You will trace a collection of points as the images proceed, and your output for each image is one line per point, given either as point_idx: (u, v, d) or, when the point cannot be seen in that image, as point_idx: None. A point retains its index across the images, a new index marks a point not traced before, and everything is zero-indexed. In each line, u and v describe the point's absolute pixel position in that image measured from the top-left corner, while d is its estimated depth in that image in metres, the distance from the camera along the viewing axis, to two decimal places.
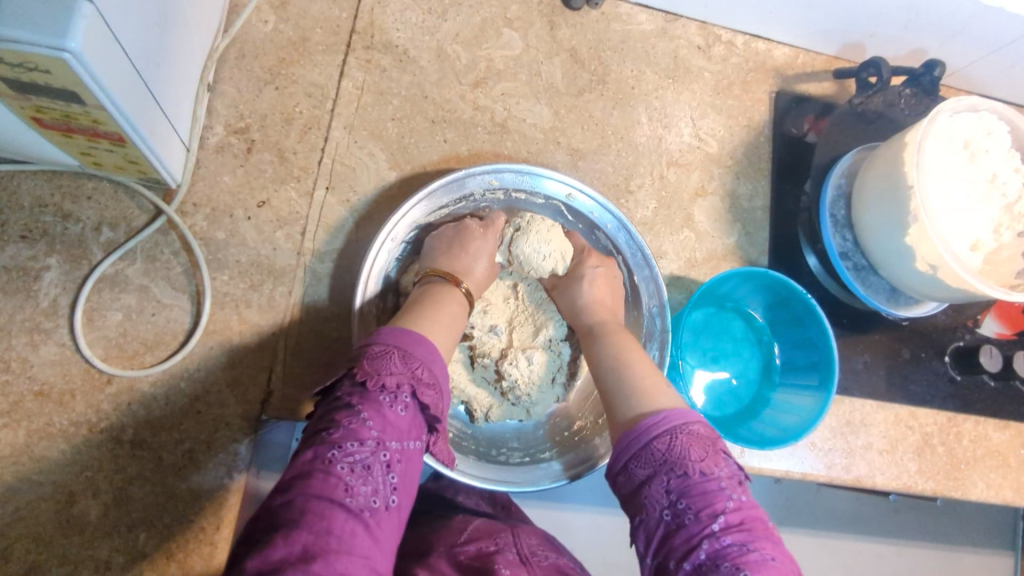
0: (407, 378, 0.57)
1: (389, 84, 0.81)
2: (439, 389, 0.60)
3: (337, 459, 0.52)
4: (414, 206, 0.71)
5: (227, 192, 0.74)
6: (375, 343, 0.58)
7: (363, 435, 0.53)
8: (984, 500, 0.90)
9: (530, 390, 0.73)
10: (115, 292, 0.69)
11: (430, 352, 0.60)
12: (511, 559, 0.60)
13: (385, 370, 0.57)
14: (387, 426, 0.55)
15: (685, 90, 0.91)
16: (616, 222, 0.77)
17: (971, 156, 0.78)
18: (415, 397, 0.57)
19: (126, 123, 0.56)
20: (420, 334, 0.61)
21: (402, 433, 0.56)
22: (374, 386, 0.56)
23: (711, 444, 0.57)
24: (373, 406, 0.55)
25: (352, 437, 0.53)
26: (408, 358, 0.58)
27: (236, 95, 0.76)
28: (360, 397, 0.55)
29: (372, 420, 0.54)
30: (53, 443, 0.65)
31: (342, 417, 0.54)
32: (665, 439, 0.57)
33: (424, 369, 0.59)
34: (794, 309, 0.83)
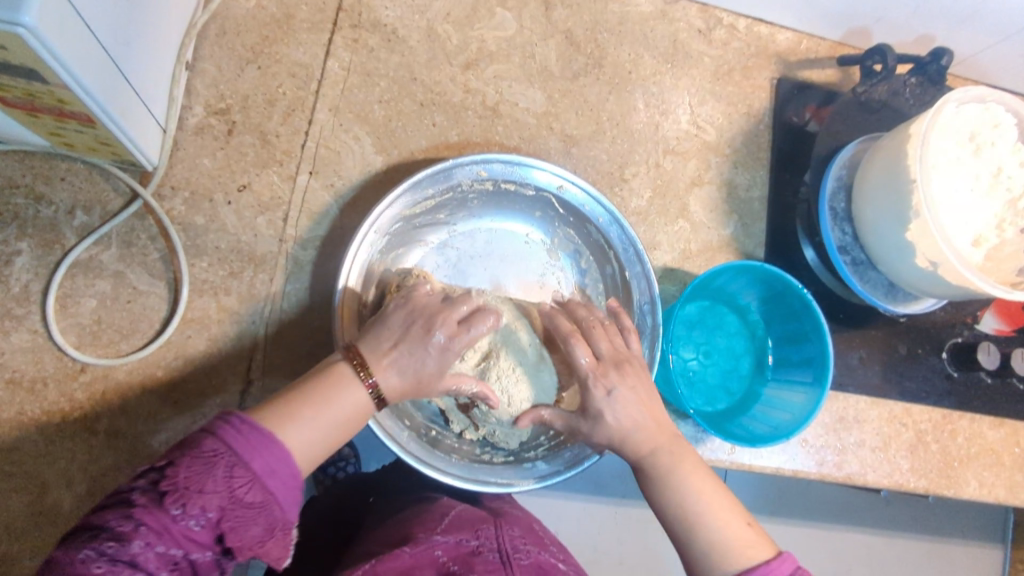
0: (218, 499, 0.46)
1: (377, 65, 0.78)
2: (272, 507, 0.48)
3: (90, 560, 0.42)
4: (398, 197, 0.68)
5: (206, 176, 0.71)
6: (207, 436, 0.47)
7: (139, 544, 0.43)
8: (976, 498, 0.89)
9: (507, 442, 0.73)
10: (89, 277, 0.67)
11: (272, 464, 0.48)
12: (491, 561, 0.58)
13: (198, 483, 0.46)
14: (171, 537, 0.45)
15: (684, 75, 0.88)
16: (608, 216, 0.75)
17: (978, 149, 0.75)
18: (227, 516, 0.47)
19: (93, 103, 0.54)
20: (266, 434, 0.49)
21: (189, 545, 0.46)
22: (171, 498, 0.45)
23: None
24: (155, 515, 0.44)
25: (117, 538, 0.43)
26: (235, 471, 0.47)
27: (216, 74, 0.73)
28: (148, 502, 0.45)
29: (150, 529, 0.44)
30: (25, 433, 0.64)
31: (111, 518, 0.44)
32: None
33: (251, 486, 0.47)
34: (789, 304, 0.81)
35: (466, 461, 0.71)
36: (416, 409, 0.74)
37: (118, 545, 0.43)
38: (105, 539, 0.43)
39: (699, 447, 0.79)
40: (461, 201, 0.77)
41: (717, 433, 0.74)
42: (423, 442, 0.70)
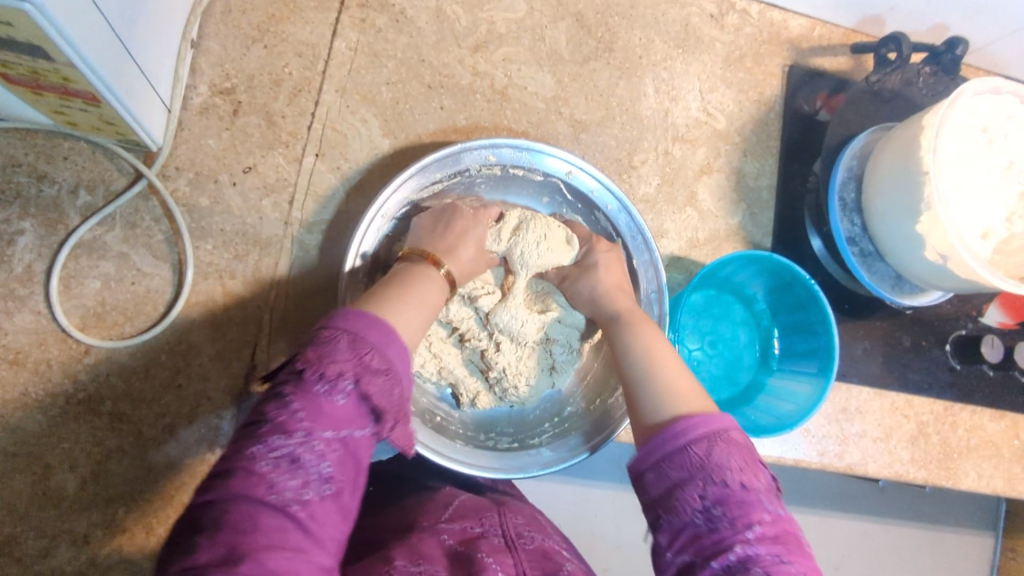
0: (352, 366, 0.51)
1: (385, 46, 0.76)
2: (396, 372, 0.53)
3: (262, 455, 0.46)
4: (405, 181, 0.68)
5: (212, 156, 0.70)
6: (325, 327, 0.53)
7: (297, 427, 0.48)
8: (974, 490, 0.89)
9: (517, 382, 0.72)
10: (93, 259, 0.66)
11: (386, 333, 0.53)
12: (496, 543, 0.57)
13: (329, 356, 0.51)
14: (322, 416, 0.49)
15: (695, 61, 0.87)
16: (617, 203, 0.74)
17: (991, 141, 0.74)
18: (364, 383, 0.51)
19: (99, 81, 0.53)
20: (374, 315, 0.54)
21: (342, 423, 0.50)
22: (313, 373, 0.50)
23: (751, 454, 0.54)
24: (305, 395, 0.49)
25: (279, 428, 0.47)
26: (358, 342, 0.52)
27: (222, 53, 0.72)
28: (295, 386, 0.50)
29: (304, 408, 0.48)
30: (30, 413, 0.64)
31: (270, 408, 0.49)
32: (703, 440, 0.53)
33: (374, 353, 0.52)
34: (796, 295, 0.81)
35: (472, 447, 0.71)
36: (421, 395, 0.74)
37: (282, 433, 0.47)
38: (265, 430, 0.47)
39: None
40: (467, 186, 0.76)
41: None
42: (430, 428, 0.70)
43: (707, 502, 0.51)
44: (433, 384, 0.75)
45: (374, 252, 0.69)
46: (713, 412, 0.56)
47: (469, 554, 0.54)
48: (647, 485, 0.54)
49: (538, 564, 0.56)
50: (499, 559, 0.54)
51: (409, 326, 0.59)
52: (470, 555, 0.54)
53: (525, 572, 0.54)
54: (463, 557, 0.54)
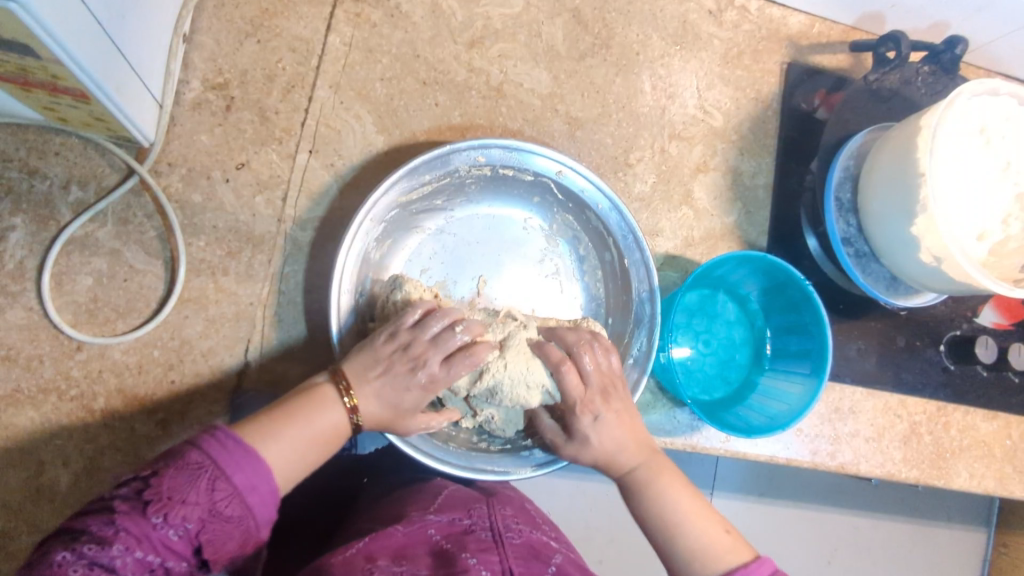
0: (203, 506, 0.48)
1: (379, 41, 0.76)
2: (252, 521, 0.50)
3: (67, 564, 0.43)
4: (394, 183, 0.67)
5: (204, 153, 0.70)
6: (191, 449, 0.49)
7: (119, 548, 0.45)
8: (966, 489, 0.89)
9: (505, 428, 0.71)
10: (85, 255, 0.66)
11: (252, 477, 0.50)
12: (482, 539, 0.57)
13: (182, 492, 0.47)
14: (147, 544, 0.46)
15: (692, 58, 0.86)
16: (608, 202, 0.74)
17: (987, 141, 0.74)
18: (207, 527, 0.48)
19: (88, 79, 0.53)
20: (251, 450, 0.51)
21: (166, 555, 0.47)
22: (156, 505, 0.47)
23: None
24: (137, 523, 0.46)
25: (94, 541, 0.44)
26: (218, 483, 0.49)
27: (215, 48, 0.71)
28: (129, 509, 0.46)
29: (130, 535, 0.45)
30: (22, 410, 0.64)
31: (92, 522, 0.45)
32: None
33: (233, 499, 0.49)
34: (790, 296, 0.81)
35: (464, 449, 0.71)
36: None
37: (96, 548, 0.44)
38: (83, 544, 0.44)
39: (694, 435, 0.80)
40: (458, 186, 0.75)
41: (711, 421, 0.74)
42: None
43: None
44: None
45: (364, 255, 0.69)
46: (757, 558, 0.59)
47: (453, 554, 0.55)
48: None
49: (523, 561, 0.56)
50: (483, 558, 0.54)
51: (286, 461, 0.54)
52: (454, 555, 0.54)
53: (510, 568, 0.54)
54: (447, 556, 0.55)
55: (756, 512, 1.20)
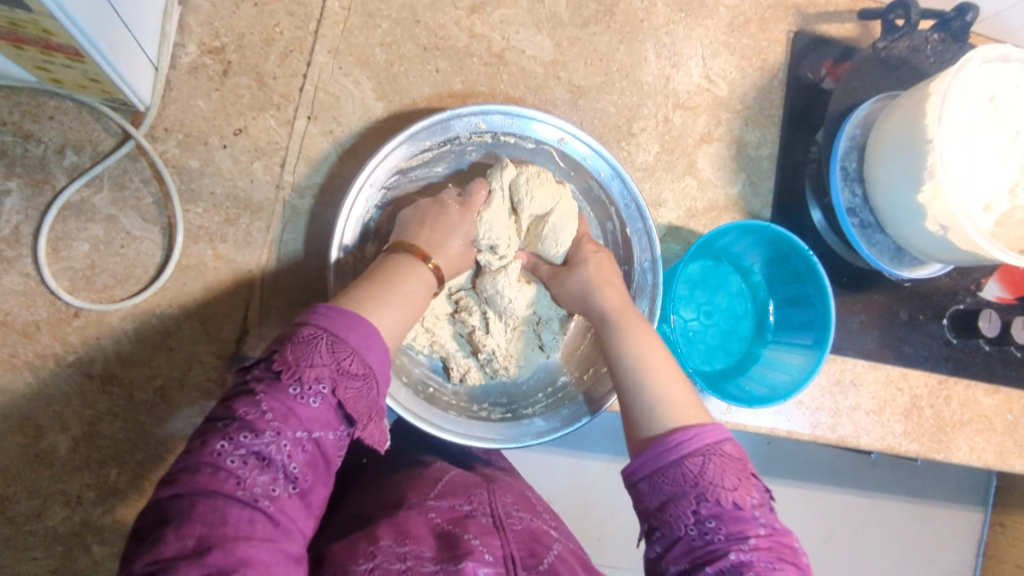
0: (328, 371, 0.50)
1: (379, 6, 0.74)
2: (374, 376, 0.52)
3: (227, 453, 0.46)
4: (394, 149, 0.66)
5: (201, 118, 0.69)
6: (302, 325, 0.51)
7: (269, 432, 0.47)
8: (965, 463, 0.90)
9: (507, 363, 0.73)
10: (81, 221, 0.65)
11: (365, 336, 0.52)
12: (483, 523, 0.57)
13: (306, 360, 0.50)
14: (294, 420, 0.48)
15: (697, 26, 0.84)
16: (610, 170, 0.73)
17: (996, 111, 0.73)
18: (339, 387, 0.50)
19: (82, 36, 0.52)
20: (355, 315, 0.53)
21: (313, 426, 0.49)
22: (289, 375, 0.49)
23: (745, 465, 0.54)
24: (280, 398, 0.48)
25: (247, 427, 0.47)
26: (336, 346, 0.51)
27: (210, 10, 0.70)
28: (268, 388, 0.49)
29: (279, 411, 0.48)
30: (20, 375, 0.63)
31: (240, 405, 0.48)
32: (700, 455, 0.53)
33: (353, 358, 0.51)
34: (793, 267, 0.80)
35: (464, 417, 0.71)
36: (414, 364, 0.73)
37: (251, 433, 0.47)
38: (236, 429, 0.47)
39: None
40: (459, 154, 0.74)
41: (713, 392, 0.74)
42: (422, 399, 0.70)
43: (699, 517, 0.52)
44: (425, 354, 0.74)
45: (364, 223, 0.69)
46: (707, 422, 0.57)
47: (456, 535, 0.54)
48: (642, 495, 0.54)
49: (525, 545, 0.56)
50: (486, 541, 0.53)
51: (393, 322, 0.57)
52: (457, 536, 0.54)
53: (513, 553, 0.53)
54: (450, 537, 0.54)
55: None
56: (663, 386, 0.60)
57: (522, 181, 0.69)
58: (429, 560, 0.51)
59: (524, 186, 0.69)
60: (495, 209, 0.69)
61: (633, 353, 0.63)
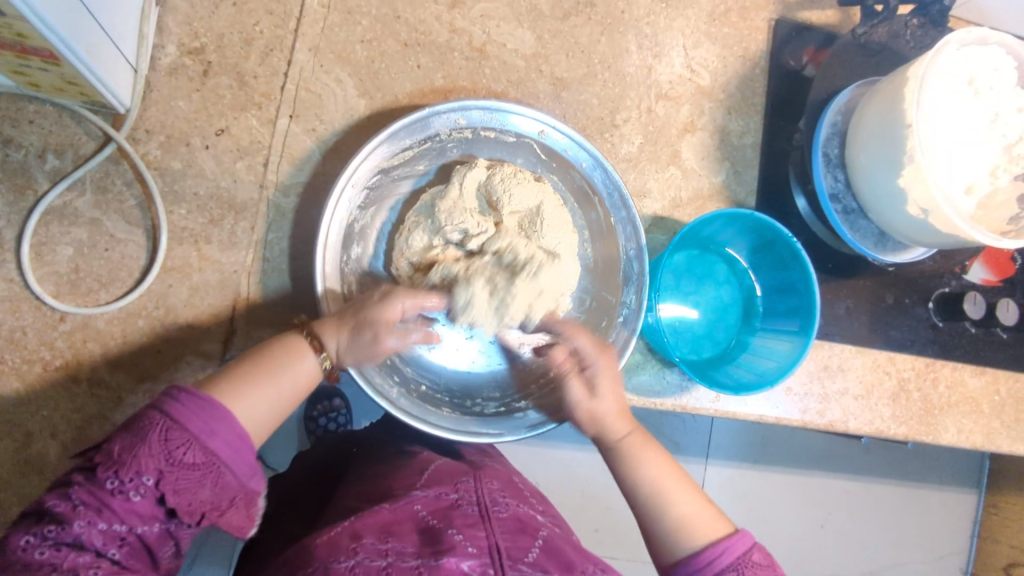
0: (155, 462, 0.47)
1: (358, 2, 0.74)
2: (222, 464, 0.49)
3: (34, 546, 0.44)
4: (375, 148, 0.67)
5: (182, 119, 0.69)
6: (143, 413, 0.49)
7: (80, 524, 0.45)
8: (954, 445, 0.90)
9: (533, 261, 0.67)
10: (64, 225, 0.65)
11: (209, 422, 0.49)
12: (469, 515, 0.57)
13: (134, 452, 0.47)
14: (110, 512, 0.46)
15: (678, 16, 0.85)
16: (591, 159, 0.73)
17: (976, 93, 0.73)
18: (167, 479, 0.47)
19: (55, 38, 0.52)
20: (208, 399, 0.50)
21: (131, 520, 0.47)
22: (111, 470, 0.46)
23: (775, 570, 0.56)
24: (96, 494, 0.46)
25: (55, 519, 0.45)
26: (170, 433, 0.48)
27: (189, 11, 0.70)
28: (85, 481, 0.46)
29: (92, 506, 0.45)
30: (7, 381, 0.63)
31: (51, 499, 0.46)
32: (732, 570, 0.55)
33: (189, 448, 0.48)
34: (778, 253, 0.80)
35: (457, 414, 0.71)
36: (404, 363, 0.73)
37: (59, 528, 0.45)
38: (45, 525, 0.45)
39: (684, 395, 0.80)
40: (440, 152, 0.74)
41: (701, 380, 0.74)
42: (414, 398, 0.70)
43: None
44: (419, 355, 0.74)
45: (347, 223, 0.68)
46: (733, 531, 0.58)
47: (440, 529, 0.54)
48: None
49: (510, 535, 0.56)
50: (469, 536, 0.54)
51: (256, 409, 0.54)
52: (441, 530, 0.54)
53: (496, 544, 0.54)
54: (434, 532, 0.54)
55: (750, 478, 1.22)
56: (693, 506, 0.60)
57: (494, 181, 0.71)
58: (411, 555, 0.51)
59: (499, 184, 0.70)
60: (454, 197, 0.70)
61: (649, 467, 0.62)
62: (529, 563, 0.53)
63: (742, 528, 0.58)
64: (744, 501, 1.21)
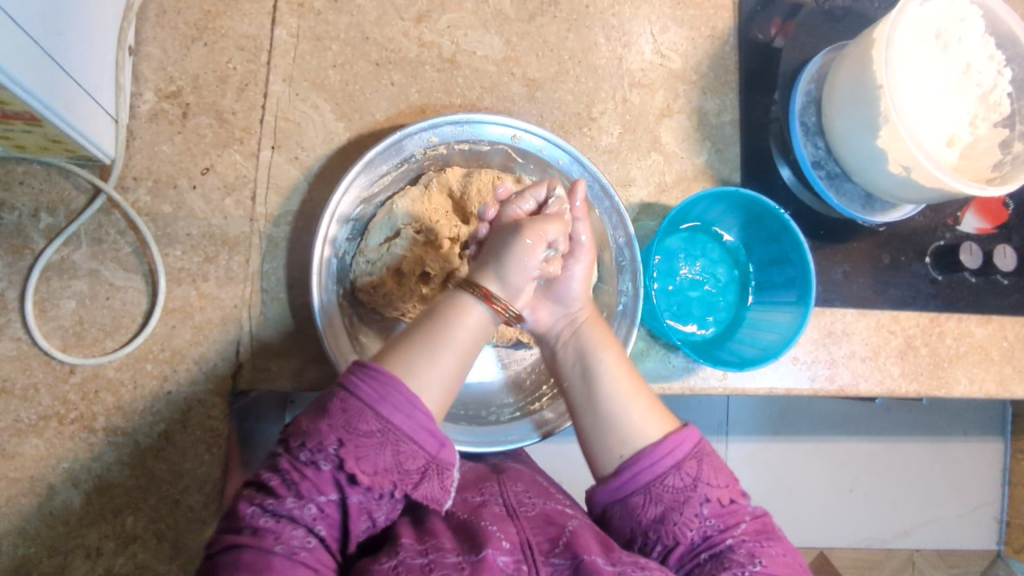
0: (335, 433, 0.53)
1: (326, 28, 0.76)
2: (394, 431, 0.54)
3: (259, 515, 0.53)
4: (354, 180, 0.68)
5: (168, 163, 0.70)
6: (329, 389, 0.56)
7: (291, 499, 0.53)
8: (967, 396, 0.90)
9: None
10: (64, 279, 0.67)
11: (380, 394, 0.55)
12: (496, 512, 0.59)
13: (318, 427, 0.54)
14: (314, 483, 0.54)
15: (643, 4, 0.85)
16: (568, 156, 0.74)
17: (945, 46, 0.73)
18: (349, 448, 0.53)
19: (32, 99, 0.53)
20: (384, 374, 0.56)
21: (328, 490, 0.54)
22: (300, 445, 0.54)
23: (724, 462, 0.64)
24: (298, 465, 0.54)
25: (271, 493, 0.53)
26: (348, 407, 0.54)
27: (163, 57, 0.71)
28: (288, 456, 0.55)
29: (295, 478, 0.54)
30: (25, 438, 0.64)
31: (268, 472, 0.55)
32: (693, 459, 0.62)
33: (365, 420, 0.54)
34: (768, 226, 0.81)
35: (475, 425, 0.72)
36: None
37: (276, 501, 0.53)
38: (263, 497, 0.53)
39: (691, 376, 0.81)
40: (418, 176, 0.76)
41: (706, 361, 0.75)
42: None
43: (700, 513, 0.60)
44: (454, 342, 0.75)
45: (338, 255, 0.70)
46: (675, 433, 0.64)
47: (472, 526, 0.57)
48: (635, 506, 0.61)
49: (539, 528, 0.58)
50: (501, 528, 0.56)
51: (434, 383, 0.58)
52: (475, 527, 0.57)
53: (529, 538, 0.56)
54: (467, 529, 0.57)
55: (771, 449, 1.22)
56: (613, 364, 0.67)
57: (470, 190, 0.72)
58: (451, 550, 0.54)
59: (476, 196, 0.72)
60: (413, 196, 0.71)
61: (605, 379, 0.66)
62: (560, 553, 0.55)
63: (688, 425, 0.65)
64: (768, 475, 1.22)
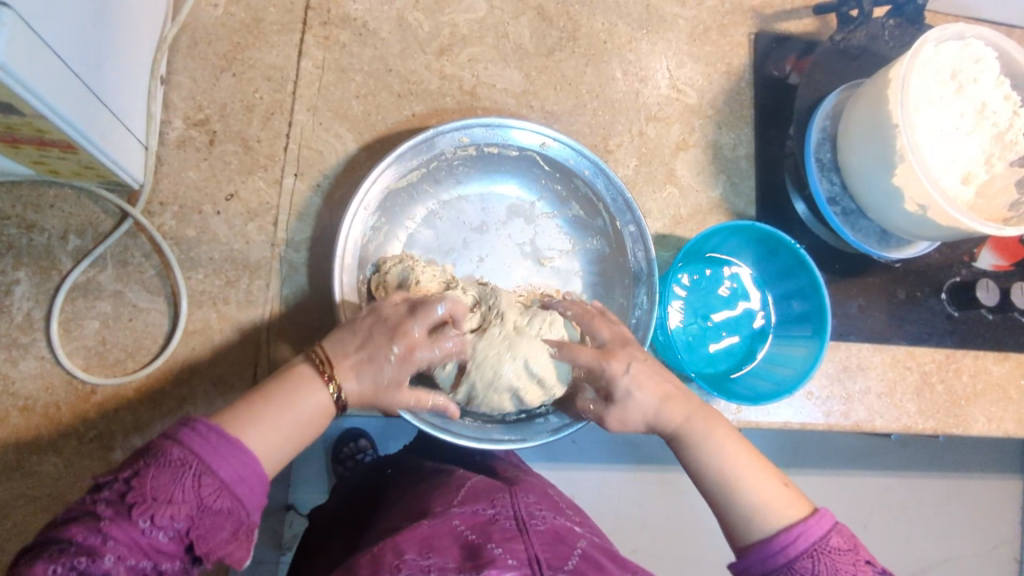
0: (186, 505, 0.46)
1: (351, 61, 0.78)
2: (241, 510, 0.49)
3: (59, 575, 0.42)
4: (381, 173, 0.70)
5: (193, 188, 0.72)
6: (172, 444, 0.48)
7: (110, 559, 0.43)
8: (985, 434, 0.88)
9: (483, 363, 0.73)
10: (89, 299, 0.68)
11: (238, 469, 0.49)
12: (507, 529, 0.57)
13: (162, 491, 0.46)
14: (138, 550, 0.45)
15: (660, 40, 0.87)
16: (593, 168, 0.76)
17: (959, 87, 0.74)
18: (196, 524, 0.47)
19: (72, 130, 0.55)
20: (233, 440, 0.50)
21: (157, 558, 0.46)
22: (140, 509, 0.45)
23: (858, 554, 0.55)
24: (127, 528, 0.45)
25: (86, 554, 0.43)
26: (204, 478, 0.47)
27: (192, 86, 0.73)
28: (115, 514, 0.45)
29: (120, 543, 0.44)
30: (43, 456, 0.65)
31: (81, 529, 0.44)
32: (808, 556, 0.54)
33: (221, 493, 0.48)
34: (783, 261, 0.83)
35: (479, 423, 0.72)
36: None
37: (89, 561, 0.43)
38: (75, 555, 0.43)
39: None
40: (447, 169, 0.77)
41: (719, 393, 0.75)
42: None
43: None
44: None
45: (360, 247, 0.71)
46: (804, 517, 0.57)
47: (479, 545, 0.54)
48: None
49: (548, 545, 0.56)
50: (509, 548, 0.54)
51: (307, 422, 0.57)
52: (480, 544, 0.54)
53: (536, 556, 0.54)
54: (474, 546, 0.54)
55: None
56: (727, 451, 0.62)
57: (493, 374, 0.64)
58: (453, 571, 0.51)
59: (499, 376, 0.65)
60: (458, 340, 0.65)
61: (719, 453, 0.62)
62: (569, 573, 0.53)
63: (818, 509, 0.57)
64: None
